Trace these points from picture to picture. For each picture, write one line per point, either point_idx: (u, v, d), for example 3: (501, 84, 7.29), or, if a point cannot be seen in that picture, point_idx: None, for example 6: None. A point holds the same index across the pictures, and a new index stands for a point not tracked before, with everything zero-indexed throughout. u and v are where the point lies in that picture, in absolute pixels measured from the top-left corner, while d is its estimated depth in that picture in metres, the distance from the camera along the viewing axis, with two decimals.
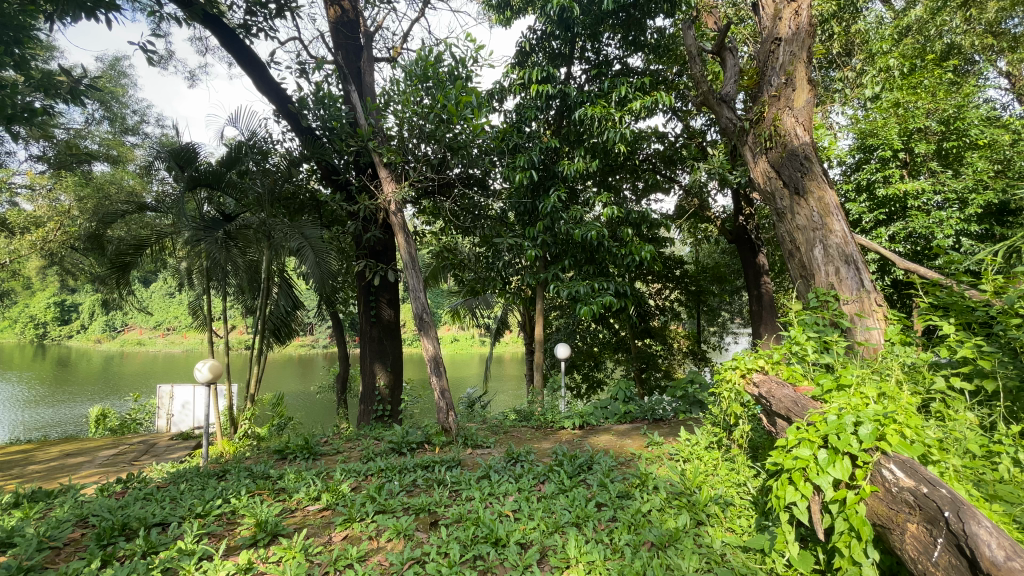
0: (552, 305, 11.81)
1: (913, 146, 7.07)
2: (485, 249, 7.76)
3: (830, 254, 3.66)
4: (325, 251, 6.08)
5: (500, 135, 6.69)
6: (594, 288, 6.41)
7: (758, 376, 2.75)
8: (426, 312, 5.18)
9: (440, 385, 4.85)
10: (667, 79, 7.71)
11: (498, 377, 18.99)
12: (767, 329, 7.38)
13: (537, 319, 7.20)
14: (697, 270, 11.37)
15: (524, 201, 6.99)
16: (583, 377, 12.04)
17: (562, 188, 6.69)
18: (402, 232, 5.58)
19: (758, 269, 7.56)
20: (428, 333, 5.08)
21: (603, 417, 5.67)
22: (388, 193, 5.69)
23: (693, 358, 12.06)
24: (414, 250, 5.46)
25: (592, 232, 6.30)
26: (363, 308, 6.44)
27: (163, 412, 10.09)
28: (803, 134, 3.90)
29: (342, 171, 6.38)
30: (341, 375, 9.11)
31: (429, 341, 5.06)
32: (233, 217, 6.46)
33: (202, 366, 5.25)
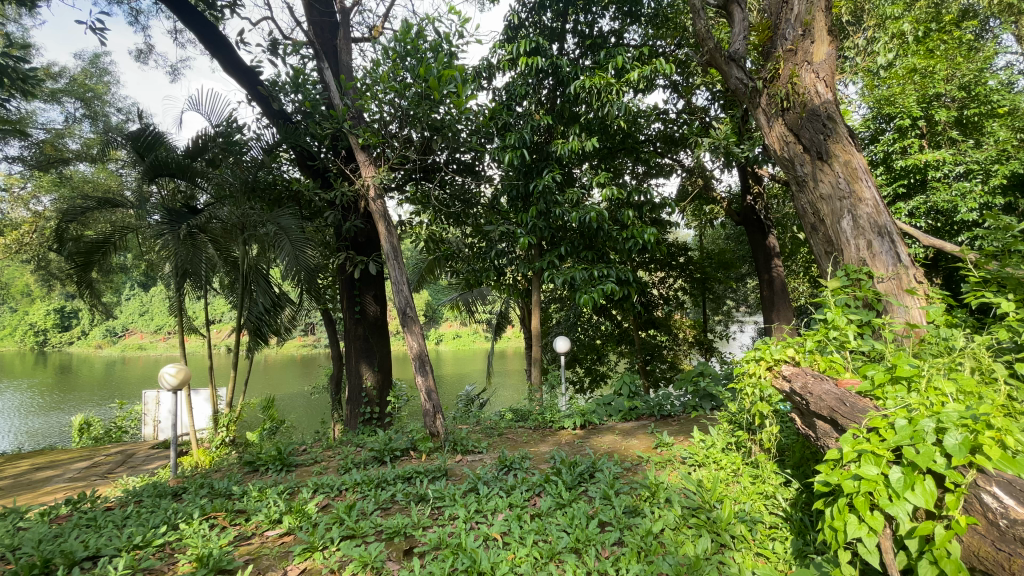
0: (551, 298, 11.36)
1: (934, 113, 6.61)
2: (478, 239, 7.32)
3: (860, 225, 3.19)
4: (304, 245, 5.63)
5: (488, 114, 6.22)
6: (594, 276, 5.95)
7: (788, 369, 2.28)
8: (409, 306, 4.71)
9: (426, 385, 4.38)
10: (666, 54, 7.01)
11: (501, 373, 18.63)
12: (780, 315, 6.84)
13: (533, 310, 6.70)
14: (701, 256, 10.82)
15: (517, 185, 6.54)
16: (585, 371, 11.65)
17: (557, 170, 6.14)
18: (382, 219, 5.10)
19: (769, 252, 7.01)
20: (411, 330, 4.62)
21: (606, 414, 5.24)
22: (367, 179, 5.23)
23: (699, 348, 11.63)
24: (398, 241, 5.01)
25: (591, 215, 5.83)
26: (346, 304, 6.00)
27: (149, 419, 9.71)
28: (826, 91, 3.42)
29: (318, 157, 5.91)
30: (331, 375, 8.69)
31: (412, 337, 4.60)
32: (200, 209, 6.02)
33: (167, 371, 4.75)
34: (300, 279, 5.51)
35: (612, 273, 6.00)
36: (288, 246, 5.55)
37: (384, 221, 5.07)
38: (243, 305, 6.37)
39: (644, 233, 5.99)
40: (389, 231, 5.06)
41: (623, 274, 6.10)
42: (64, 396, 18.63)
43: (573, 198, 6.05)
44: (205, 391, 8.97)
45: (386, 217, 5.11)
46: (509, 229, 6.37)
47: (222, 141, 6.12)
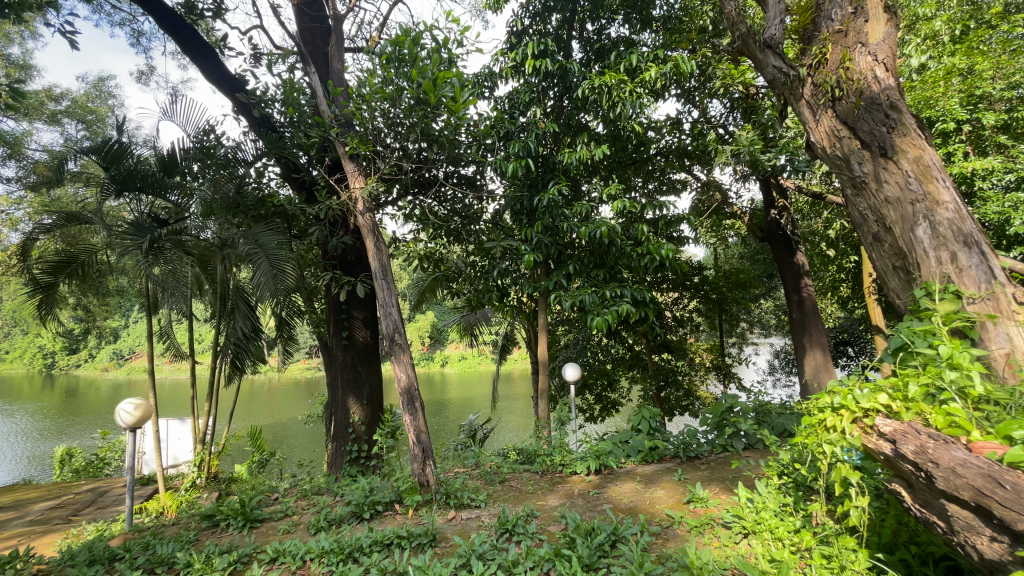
0: (559, 321, 10.79)
1: (977, 118, 6.06)
2: (480, 258, 6.77)
3: (940, 233, 2.60)
4: (286, 264, 5.10)
5: (489, 124, 5.72)
6: (605, 299, 5.28)
7: (888, 423, 1.69)
8: (398, 332, 4.09)
9: (415, 425, 3.73)
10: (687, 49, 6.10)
11: (508, 399, 17.93)
12: (813, 340, 6.17)
13: (539, 335, 6.09)
14: (715, 276, 10.15)
15: (521, 199, 5.90)
16: (596, 398, 11.09)
17: (563, 181, 5.60)
18: (371, 235, 4.53)
19: (798, 269, 6.36)
20: (399, 358, 3.95)
21: (624, 454, 4.61)
22: (354, 190, 4.69)
23: (716, 373, 10.94)
24: (389, 258, 4.46)
25: (601, 230, 5.25)
26: (334, 329, 5.44)
27: (132, 450, 9.11)
28: (886, 76, 2.86)
29: (305, 169, 5.41)
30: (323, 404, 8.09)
31: (401, 367, 3.93)
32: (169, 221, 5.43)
33: (124, 407, 4.16)
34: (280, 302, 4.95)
35: (627, 294, 5.34)
36: (267, 264, 5.02)
37: (372, 235, 4.53)
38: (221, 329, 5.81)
39: (660, 249, 5.39)
40: (378, 247, 4.51)
41: (640, 295, 5.45)
42: (59, 421, 18.14)
43: (581, 212, 5.50)
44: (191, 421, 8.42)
45: (375, 230, 4.58)
46: (513, 246, 5.80)
47: (198, 153, 5.64)
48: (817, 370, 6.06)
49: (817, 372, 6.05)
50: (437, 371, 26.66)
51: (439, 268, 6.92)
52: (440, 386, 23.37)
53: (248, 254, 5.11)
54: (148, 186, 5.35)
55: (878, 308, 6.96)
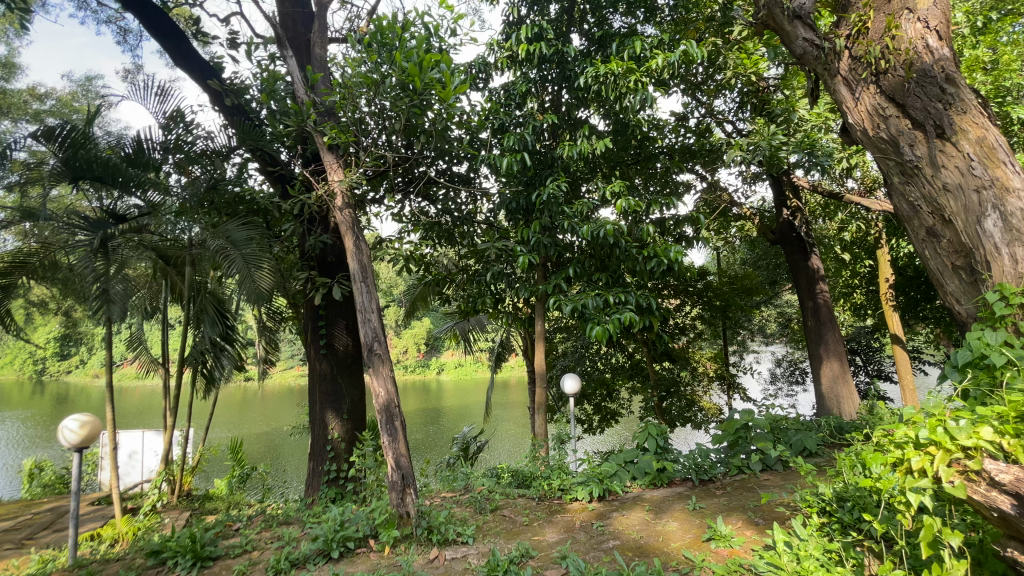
0: (557, 328, 10.68)
1: (1006, 113, 5.65)
2: (474, 260, 6.33)
3: (1013, 224, 2.17)
4: (259, 264, 4.63)
5: (483, 115, 5.28)
6: (609, 306, 4.83)
7: (1009, 473, 1.32)
8: (377, 340, 3.60)
9: (395, 448, 3.29)
10: (694, 23, 5.50)
11: (505, 408, 17.49)
12: (830, 349, 5.73)
13: (536, 343, 5.63)
14: (720, 281, 9.73)
15: (517, 197, 5.45)
16: (595, 409, 10.69)
17: (563, 176, 5.15)
18: (350, 232, 4.07)
19: (813, 274, 5.93)
20: (378, 371, 3.46)
21: (629, 477, 4.17)
22: (333, 183, 4.23)
23: (720, 383, 10.51)
24: (371, 258, 4.00)
25: (604, 230, 4.84)
26: (312, 337, 5.00)
27: (104, 464, 8.58)
28: (939, 45, 2.46)
29: (282, 162, 4.93)
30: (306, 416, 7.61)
31: (380, 381, 3.44)
32: (126, 217, 4.84)
33: (68, 424, 3.68)
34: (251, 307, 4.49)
35: (632, 301, 4.90)
36: (238, 264, 4.54)
37: (353, 233, 4.08)
38: (188, 337, 5.34)
39: (669, 253, 4.91)
40: (358, 245, 4.05)
41: (645, 301, 5.00)
42: (42, 428, 17.60)
43: (583, 211, 5.03)
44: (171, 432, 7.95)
45: (357, 228, 4.13)
46: (508, 248, 5.36)
47: (167, 143, 5.05)
48: (835, 382, 5.62)
49: (834, 385, 5.62)
50: (433, 379, 26.17)
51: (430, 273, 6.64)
52: (434, 394, 22.88)
53: (218, 254, 4.63)
54: (107, 179, 4.72)
55: (896, 316, 6.55)
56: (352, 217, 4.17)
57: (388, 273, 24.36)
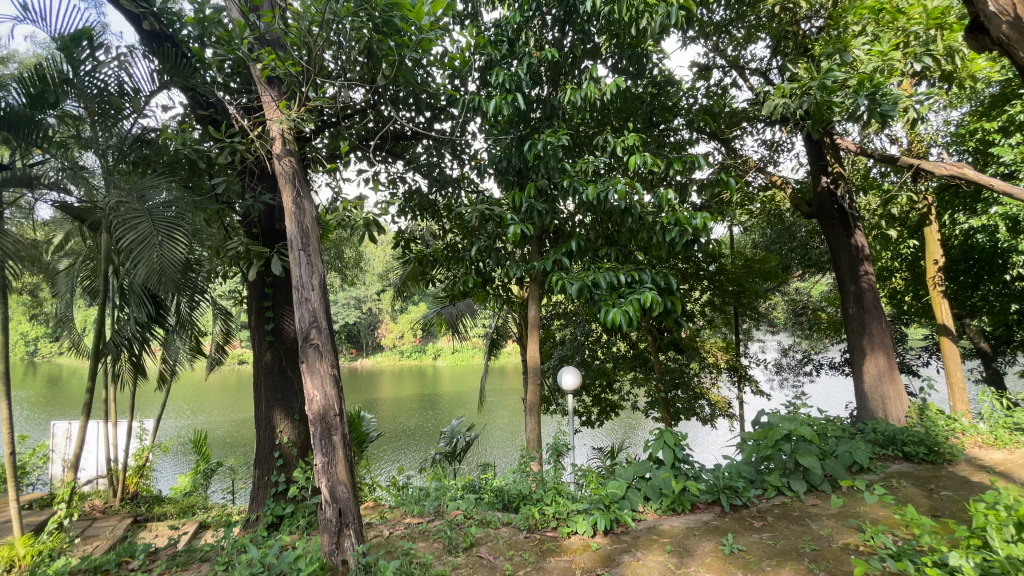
0: (555, 315, 10.07)
1: None
2: (459, 233, 5.43)
3: None
4: (178, 232, 3.47)
5: (468, 51, 4.29)
6: (616, 286, 3.89)
7: None
8: (314, 326, 2.72)
9: (330, 473, 2.45)
10: None
11: (501, 397, 16.74)
12: (876, 343, 4.86)
13: (529, 330, 4.75)
14: (735, 264, 8.85)
15: (509, 155, 4.48)
16: (594, 401, 9.88)
17: (564, 129, 4.22)
18: (290, 186, 3.16)
19: (856, 252, 5.01)
20: (312, 367, 2.59)
21: (641, 500, 3.34)
22: (271, 124, 3.31)
23: (731, 374, 9.70)
24: (317, 222, 3.13)
25: (614, 191, 3.86)
26: (256, 319, 4.12)
27: (57, 456, 7.66)
28: None
29: (219, 107, 3.88)
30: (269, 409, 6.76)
31: (315, 381, 2.58)
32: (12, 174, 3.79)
33: None
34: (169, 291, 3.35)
35: (650, 280, 3.98)
36: (149, 231, 3.37)
37: (293, 188, 3.18)
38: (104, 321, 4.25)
39: (692, 222, 3.90)
40: (299, 205, 3.17)
41: (663, 282, 4.09)
42: (20, 407, 16.84)
43: (589, 169, 4.01)
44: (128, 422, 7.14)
45: (301, 182, 3.25)
46: (499, 215, 4.44)
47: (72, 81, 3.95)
48: (880, 379, 4.79)
49: (879, 383, 4.79)
50: (427, 363, 25.36)
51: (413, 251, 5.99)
52: (429, 380, 22.18)
53: (120, 221, 3.43)
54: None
55: (945, 305, 5.69)
56: (295, 168, 3.27)
57: (382, 255, 23.42)
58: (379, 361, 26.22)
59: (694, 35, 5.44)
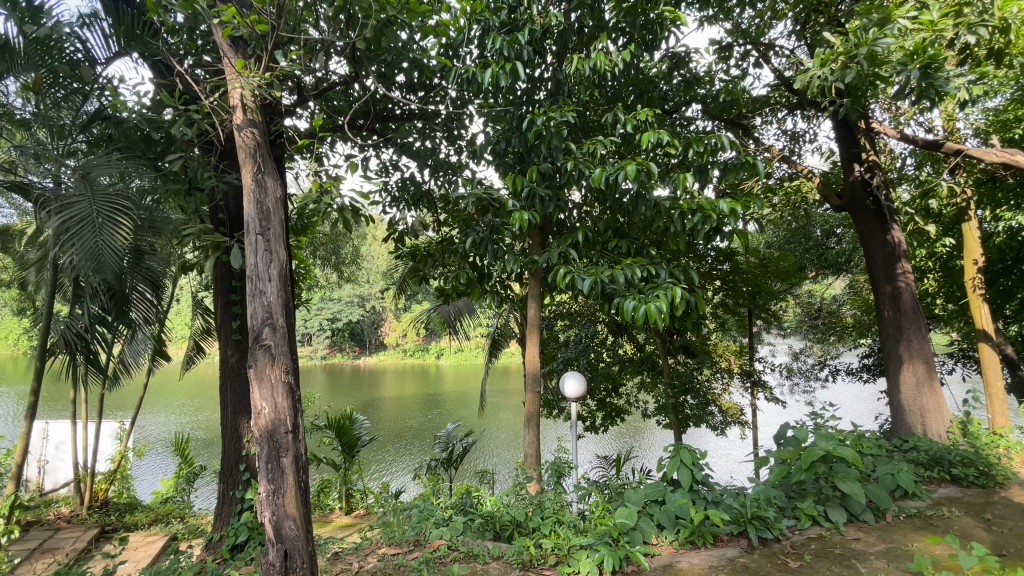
0: (558, 315, 9.49)
1: None
2: (455, 225, 4.98)
3: None
4: (122, 217, 3.17)
5: (464, 17, 3.83)
6: (641, 280, 3.42)
7: None
8: (266, 325, 2.27)
9: (276, 507, 2.09)
10: None
11: (503, 398, 16.31)
12: (916, 349, 4.36)
13: (529, 331, 4.30)
14: (751, 263, 8.36)
15: (509, 137, 4.01)
16: (599, 405, 9.42)
17: (570, 107, 3.75)
18: (251, 162, 2.72)
19: (892, 248, 4.52)
20: (261, 375, 2.15)
21: (655, 530, 2.89)
22: (232, 90, 2.85)
23: (743, 380, 9.21)
24: (280, 205, 2.68)
25: (626, 174, 3.34)
26: (222, 315, 3.68)
27: None
28: None
29: (181, 74, 3.42)
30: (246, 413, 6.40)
31: (263, 391, 2.14)
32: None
33: None
34: (108, 282, 3.05)
35: (667, 276, 3.51)
36: (88, 213, 3.06)
37: (253, 163, 2.72)
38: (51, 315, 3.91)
39: (715, 208, 3.43)
40: (260, 183, 2.71)
41: (680, 279, 3.64)
42: (19, 402, 16.62)
43: (597, 149, 3.51)
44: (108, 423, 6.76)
45: (265, 157, 2.80)
46: (496, 202, 3.97)
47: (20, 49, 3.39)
48: (918, 390, 4.29)
49: (918, 394, 4.29)
50: (430, 362, 24.86)
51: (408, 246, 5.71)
52: (430, 379, 21.78)
53: (58, 204, 3.12)
54: None
55: (985, 308, 5.18)
56: (258, 141, 2.81)
57: (385, 252, 23.02)
58: (382, 359, 25.80)
59: (714, 11, 4.98)
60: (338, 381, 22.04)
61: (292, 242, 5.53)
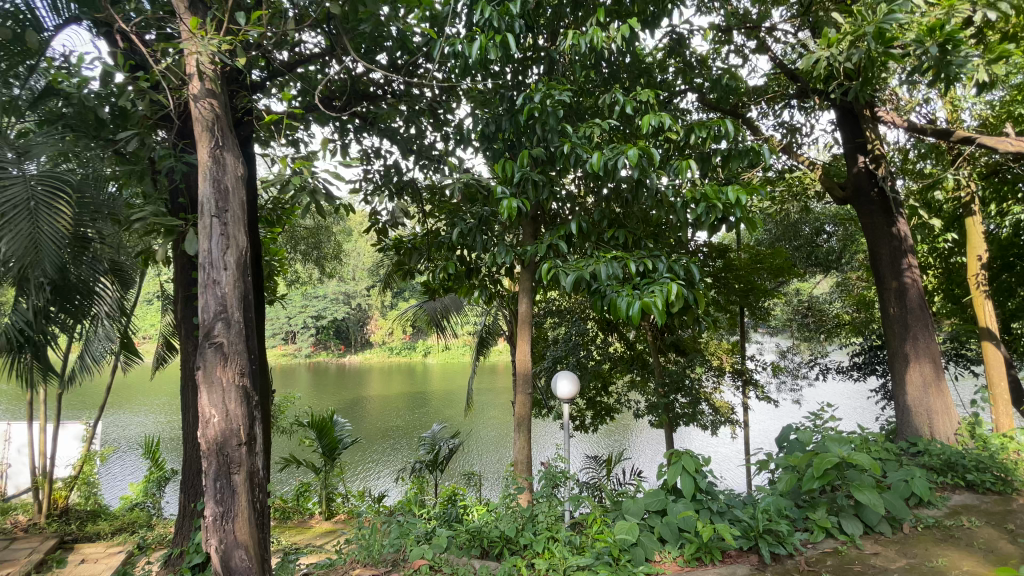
0: (548, 313, 9.22)
1: None
2: (442, 216, 4.70)
3: None
4: (62, 202, 2.88)
5: None
6: (635, 274, 3.11)
7: None
8: (218, 322, 2.03)
9: (226, 539, 1.96)
10: None
11: (491, 398, 16.04)
12: (921, 348, 4.18)
13: (519, 329, 4.03)
14: (745, 259, 8.19)
15: (499, 120, 3.73)
16: (589, 405, 9.19)
17: (565, 86, 3.47)
18: (208, 136, 2.43)
19: (898, 242, 4.32)
20: (212, 381, 1.95)
21: (659, 546, 2.65)
22: (189, 50, 2.51)
23: (736, 378, 9.04)
24: (240, 187, 2.41)
25: (627, 159, 3.08)
26: (183, 310, 3.35)
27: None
28: None
29: (133, 43, 3.09)
30: None
31: (214, 401, 1.95)
32: None
33: None
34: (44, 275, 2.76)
35: (669, 270, 3.25)
36: (22, 195, 2.76)
37: (211, 138, 2.43)
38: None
39: (721, 197, 3.18)
40: (218, 160, 2.42)
41: (682, 273, 3.36)
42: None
43: (595, 132, 3.25)
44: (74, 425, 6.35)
45: (225, 132, 2.50)
46: (485, 190, 3.70)
47: None
48: (925, 391, 4.10)
49: (925, 395, 4.10)
50: (416, 360, 24.45)
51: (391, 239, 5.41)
52: (418, 378, 21.42)
53: None
54: None
55: (990, 306, 5.02)
56: (217, 113, 2.51)
57: (371, 248, 22.61)
58: (367, 357, 25.35)
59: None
60: (322, 379, 21.58)
61: (268, 235, 5.20)
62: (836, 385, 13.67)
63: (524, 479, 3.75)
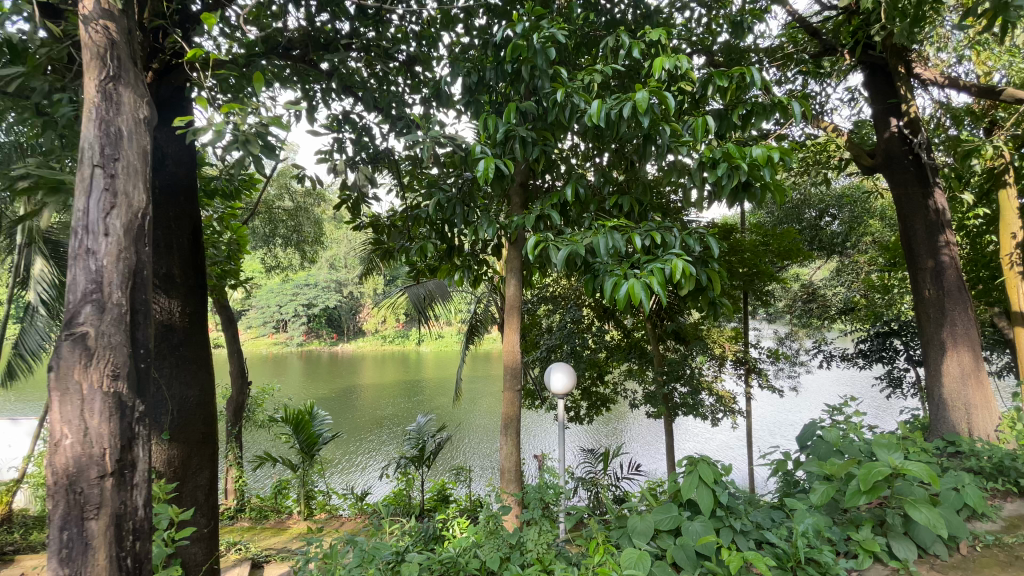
0: (541, 299, 8.75)
1: None
2: (420, 189, 4.15)
3: None
4: None
5: None
6: (637, 249, 2.53)
7: None
8: (82, 317, 1.61)
9: None
10: None
11: (485, 387, 15.58)
12: (960, 332, 3.71)
13: (507, 316, 3.51)
14: (751, 240, 7.69)
15: (481, 70, 3.18)
16: (584, 395, 8.73)
17: (562, 25, 2.91)
18: (95, 64, 1.85)
19: (934, 214, 3.84)
20: (62, 390, 1.56)
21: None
22: None
23: (738, 367, 8.60)
24: (136, 132, 1.86)
25: (633, 108, 2.51)
26: None
27: None
28: None
29: None
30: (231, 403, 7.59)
31: (68, 414, 1.56)
32: None
33: None
34: None
35: (681, 245, 2.72)
36: None
37: (101, 67, 1.86)
38: None
39: (746, 156, 2.60)
40: (110, 96, 1.86)
41: (697, 248, 2.81)
42: None
43: (595, 79, 2.70)
44: (27, 423, 6.28)
45: (124, 62, 1.94)
46: (465, 152, 3.16)
47: None
48: (963, 382, 3.64)
49: (963, 386, 3.64)
50: (409, 348, 23.92)
51: (369, 217, 4.88)
52: (410, 367, 20.93)
53: None
54: None
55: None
56: (113, 36, 1.92)
57: (360, 234, 21.99)
58: (359, 346, 24.81)
59: None
60: (313, 368, 21.12)
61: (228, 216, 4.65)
62: (845, 371, 13.15)
63: (512, 490, 3.26)
